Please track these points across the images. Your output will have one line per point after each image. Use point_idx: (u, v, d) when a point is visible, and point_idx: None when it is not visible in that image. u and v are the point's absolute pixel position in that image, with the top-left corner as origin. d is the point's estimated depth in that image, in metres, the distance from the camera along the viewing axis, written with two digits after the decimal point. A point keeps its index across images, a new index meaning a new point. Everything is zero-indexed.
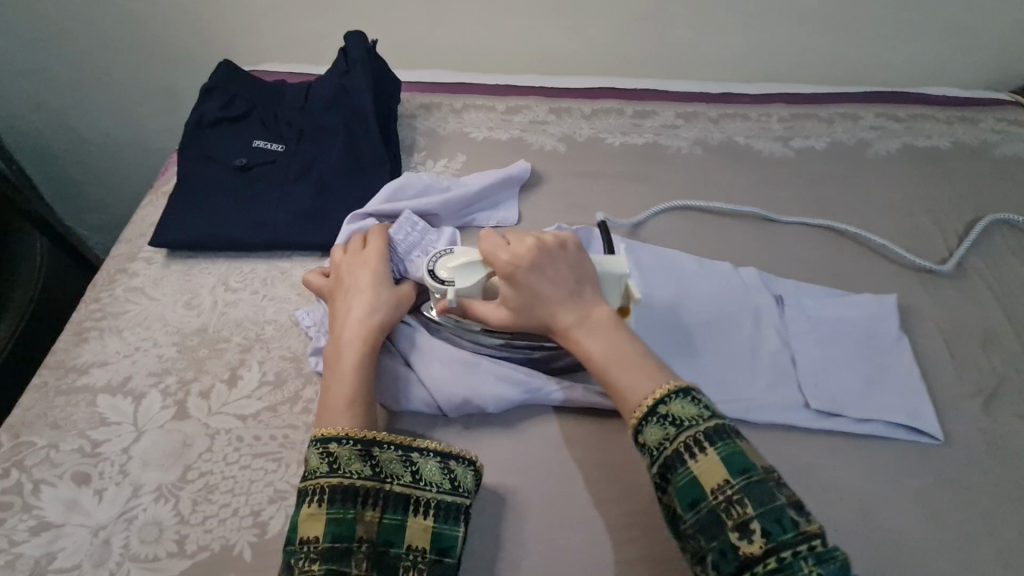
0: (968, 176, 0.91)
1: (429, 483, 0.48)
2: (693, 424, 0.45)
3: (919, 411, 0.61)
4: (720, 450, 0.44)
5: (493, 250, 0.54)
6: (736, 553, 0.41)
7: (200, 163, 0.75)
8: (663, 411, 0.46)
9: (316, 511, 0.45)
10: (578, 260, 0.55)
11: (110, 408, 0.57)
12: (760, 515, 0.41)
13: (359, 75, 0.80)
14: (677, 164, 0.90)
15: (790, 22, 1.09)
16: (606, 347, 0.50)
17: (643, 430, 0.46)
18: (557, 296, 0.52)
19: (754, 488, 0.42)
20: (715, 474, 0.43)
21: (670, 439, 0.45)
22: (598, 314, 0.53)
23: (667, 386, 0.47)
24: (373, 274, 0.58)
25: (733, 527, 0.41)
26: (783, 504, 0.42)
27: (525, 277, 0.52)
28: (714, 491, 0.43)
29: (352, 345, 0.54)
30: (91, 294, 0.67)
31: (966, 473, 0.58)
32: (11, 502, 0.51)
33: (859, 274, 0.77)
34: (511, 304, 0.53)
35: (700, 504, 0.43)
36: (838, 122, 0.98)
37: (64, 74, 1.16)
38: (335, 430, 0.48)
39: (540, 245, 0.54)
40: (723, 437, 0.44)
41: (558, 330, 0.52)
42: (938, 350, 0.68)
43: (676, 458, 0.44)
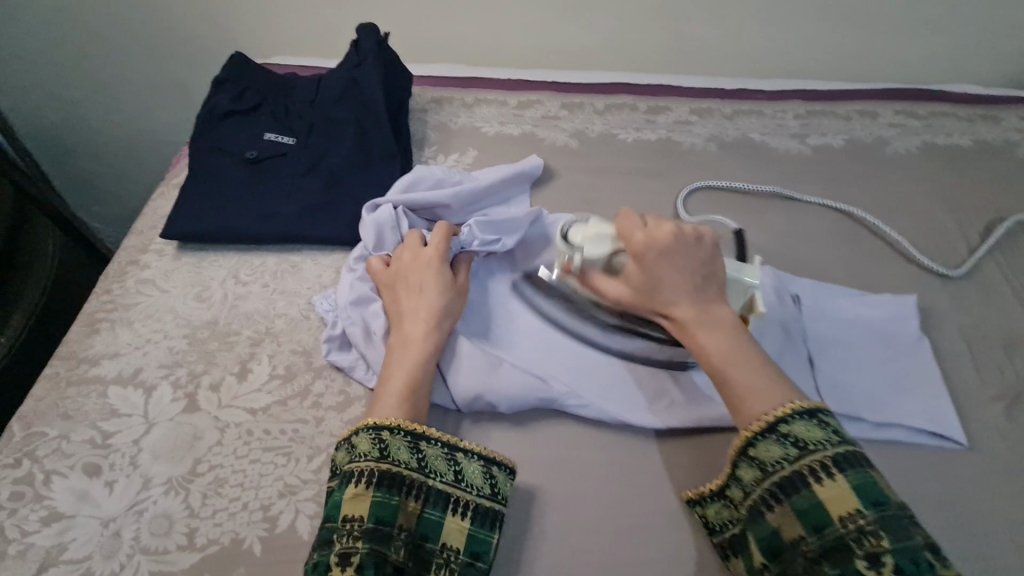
0: (989, 175, 0.89)
1: (471, 485, 0.48)
2: (820, 448, 0.45)
3: (941, 416, 0.60)
4: (851, 478, 0.43)
5: (630, 231, 0.57)
6: None
7: (212, 155, 0.75)
8: (784, 431, 0.46)
9: (361, 493, 0.45)
10: (707, 253, 0.56)
11: (121, 399, 0.57)
12: (895, 550, 0.40)
13: (371, 68, 0.79)
14: (691, 161, 0.88)
15: (807, 16, 1.07)
16: (725, 348, 0.51)
17: (758, 445, 0.47)
18: (684, 288, 0.54)
19: (887, 520, 0.41)
20: (842, 502, 0.43)
21: (790, 459, 0.45)
22: (721, 313, 0.53)
23: (790, 406, 0.47)
24: (437, 273, 0.60)
25: (861, 556, 0.41)
26: (921, 544, 0.41)
27: (656, 262, 0.55)
28: (842, 520, 0.42)
29: (421, 343, 0.55)
30: (102, 285, 0.67)
31: (988, 479, 0.57)
32: (22, 493, 0.51)
33: (876, 275, 0.76)
34: (635, 283, 0.56)
35: (825, 529, 0.43)
36: (856, 119, 0.96)
37: (78, 67, 1.17)
38: (387, 419, 0.49)
39: (678, 234, 0.56)
40: (854, 464, 0.44)
41: (676, 323, 0.54)
42: (959, 353, 0.67)
43: (799, 479, 0.45)
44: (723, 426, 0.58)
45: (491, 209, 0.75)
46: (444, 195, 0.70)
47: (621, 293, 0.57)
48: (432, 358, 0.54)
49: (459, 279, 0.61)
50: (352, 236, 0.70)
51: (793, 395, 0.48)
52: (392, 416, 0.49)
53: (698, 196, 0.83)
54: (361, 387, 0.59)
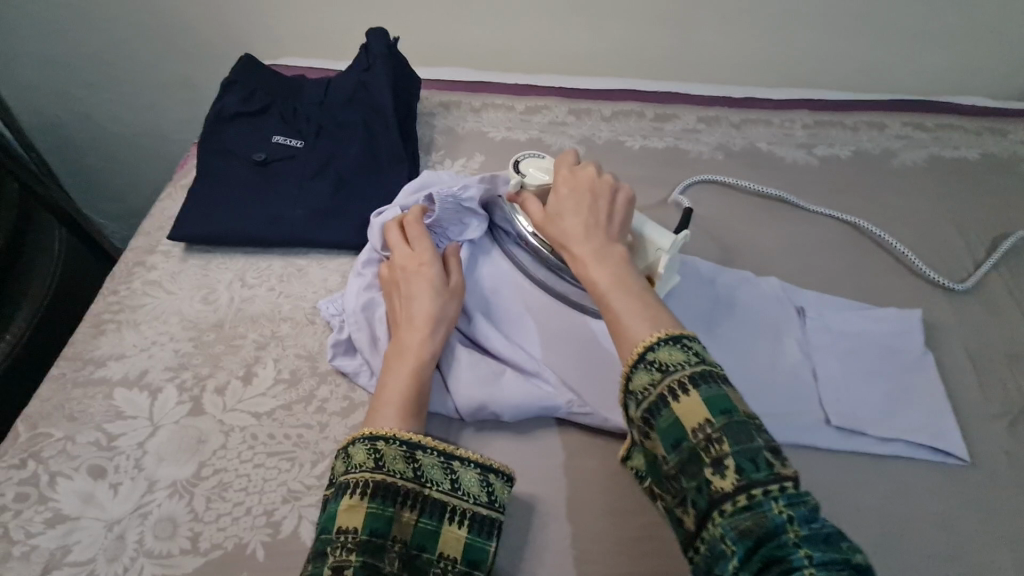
0: (996, 189, 0.89)
1: (467, 494, 0.48)
2: (681, 369, 0.44)
3: (944, 433, 0.60)
4: (702, 392, 0.42)
5: (560, 167, 0.62)
6: (709, 489, 0.40)
7: (219, 156, 0.75)
8: (651, 357, 0.45)
9: (356, 503, 0.45)
10: (623, 207, 0.58)
11: (126, 402, 0.57)
12: (736, 453, 0.40)
13: (380, 72, 0.79)
14: (697, 169, 0.88)
15: (816, 25, 1.07)
16: (614, 277, 0.51)
17: (632, 375, 0.45)
18: (585, 226, 0.55)
19: (733, 427, 0.41)
20: (694, 416, 0.42)
21: (654, 385, 0.44)
22: (617, 250, 0.54)
23: (660, 334, 0.46)
24: (431, 274, 0.59)
25: (708, 464, 0.40)
26: (760, 446, 0.40)
27: (564, 195, 0.58)
28: (694, 433, 0.42)
29: (415, 347, 0.55)
30: (109, 286, 0.67)
31: (990, 496, 0.57)
32: (27, 494, 0.51)
33: (881, 287, 0.76)
34: (546, 211, 0.59)
35: (681, 445, 0.42)
36: (864, 130, 0.96)
37: (86, 65, 1.17)
38: (383, 429, 0.49)
39: (594, 179, 0.59)
40: (707, 380, 0.43)
41: (572, 257, 0.54)
42: (963, 369, 0.67)
43: (658, 403, 0.43)
44: None
45: None
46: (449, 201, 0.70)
47: (536, 218, 0.60)
48: (429, 366, 0.54)
49: (452, 280, 0.61)
50: (358, 240, 0.70)
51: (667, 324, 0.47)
52: (389, 425, 0.49)
53: (704, 203, 0.84)
54: (365, 393, 0.59)
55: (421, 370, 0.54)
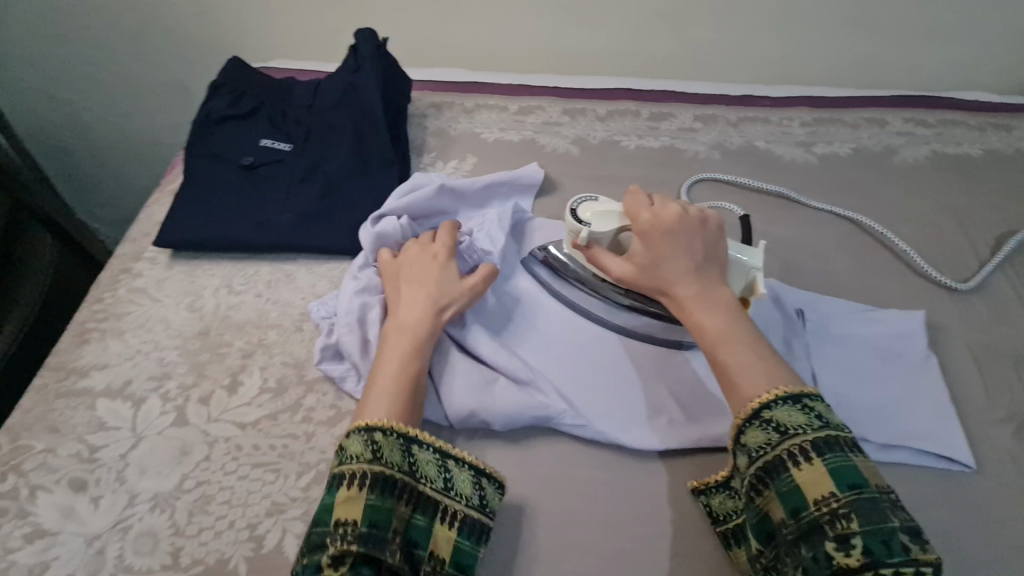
0: (1000, 186, 0.87)
1: (460, 494, 0.47)
2: (800, 433, 0.43)
3: (949, 438, 0.58)
4: (829, 462, 0.42)
5: (636, 210, 0.57)
6: (830, 562, 0.38)
7: (206, 161, 0.74)
8: (767, 416, 0.45)
9: (354, 495, 0.43)
10: (713, 237, 0.56)
11: (109, 412, 0.56)
12: (866, 532, 0.38)
13: (368, 73, 0.78)
14: (694, 169, 0.87)
15: (815, 21, 1.05)
16: (722, 326, 0.50)
17: (744, 431, 0.45)
18: (684, 270, 0.53)
19: (864, 504, 0.39)
20: (820, 485, 0.41)
21: (772, 445, 0.44)
22: (721, 295, 0.52)
23: (779, 391, 0.45)
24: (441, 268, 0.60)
25: (832, 538, 0.39)
26: (895, 527, 0.39)
27: (660, 240, 0.55)
28: (816, 503, 0.41)
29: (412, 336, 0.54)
30: (95, 294, 0.66)
31: (996, 505, 0.55)
32: (7, 508, 0.50)
33: (883, 288, 0.74)
34: (637, 259, 0.56)
35: (802, 512, 0.41)
36: (864, 127, 0.94)
37: (79, 69, 1.16)
38: (379, 420, 0.47)
39: (685, 215, 0.55)
40: (834, 449, 0.42)
41: (677, 303, 0.53)
42: (969, 372, 0.65)
43: (777, 463, 0.43)
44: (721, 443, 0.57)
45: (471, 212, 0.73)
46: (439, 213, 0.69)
47: (625, 271, 0.57)
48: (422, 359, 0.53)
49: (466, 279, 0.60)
50: (347, 245, 0.69)
51: (783, 381, 0.46)
52: (381, 417, 0.47)
53: (703, 202, 0.82)
54: (351, 401, 0.58)
55: (421, 351, 0.53)
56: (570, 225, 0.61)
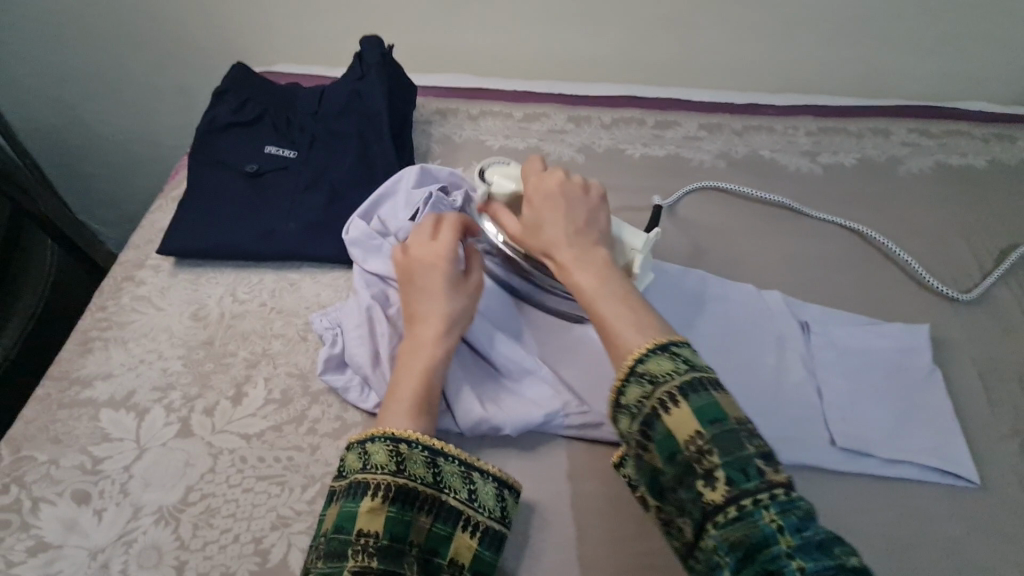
0: (1004, 197, 0.87)
1: (482, 505, 0.48)
2: (669, 379, 0.41)
3: (951, 454, 0.58)
4: (692, 402, 0.40)
5: (529, 175, 0.60)
6: (700, 501, 0.38)
7: (211, 168, 0.73)
8: (639, 369, 0.43)
9: (376, 507, 0.44)
10: (596, 205, 0.57)
11: (113, 423, 0.56)
12: (726, 464, 0.38)
13: (374, 81, 0.78)
14: (699, 178, 0.87)
15: (820, 30, 1.05)
16: (596, 280, 0.50)
17: (622, 390, 0.43)
18: (563, 229, 0.54)
19: (724, 437, 0.39)
20: (686, 425, 0.40)
21: (645, 397, 0.42)
22: (597, 253, 0.53)
23: (650, 343, 0.44)
24: (447, 270, 0.57)
25: (699, 476, 0.39)
26: (752, 454, 0.38)
27: (542, 203, 0.56)
28: (685, 444, 0.39)
29: (429, 352, 0.53)
30: (97, 302, 0.65)
31: (1000, 520, 0.56)
32: (9, 521, 0.50)
33: (886, 300, 0.74)
34: (525, 224, 0.57)
35: (674, 457, 0.40)
36: (868, 137, 0.94)
37: (79, 70, 1.16)
38: (404, 430, 0.48)
39: (568, 182, 0.57)
40: (697, 388, 0.41)
41: (557, 264, 0.53)
42: (973, 386, 0.65)
43: (650, 414, 0.41)
44: None
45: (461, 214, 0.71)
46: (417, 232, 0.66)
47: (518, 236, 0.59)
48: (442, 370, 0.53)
49: (471, 278, 0.58)
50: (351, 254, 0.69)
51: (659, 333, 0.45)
52: (406, 426, 0.48)
53: (709, 211, 0.83)
54: (356, 411, 0.58)
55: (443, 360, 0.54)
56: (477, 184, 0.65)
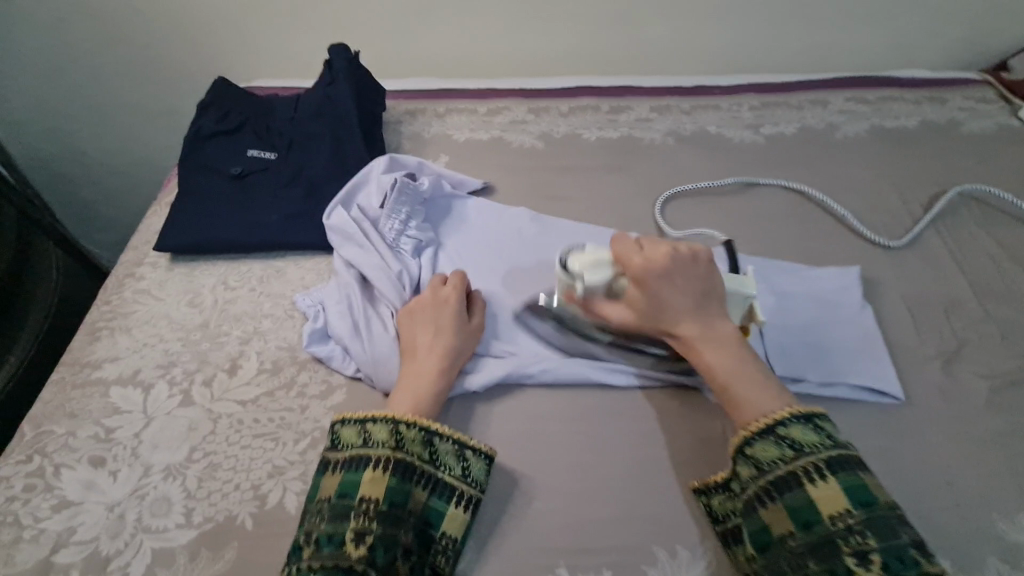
0: (933, 152, 0.94)
1: (474, 481, 0.55)
2: (815, 451, 0.49)
3: (881, 374, 0.65)
4: (842, 480, 0.48)
5: (627, 254, 0.59)
6: (847, 574, 0.45)
7: (199, 172, 0.80)
8: (783, 434, 0.51)
9: (379, 477, 0.51)
10: (704, 269, 0.60)
11: (121, 398, 0.62)
12: (880, 548, 0.45)
13: (344, 84, 0.86)
14: (652, 155, 0.94)
15: (759, 13, 1.13)
16: (726, 361, 0.55)
17: (756, 444, 0.51)
18: (684, 309, 0.58)
19: (874, 519, 0.46)
20: (833, 502, 0.47)
21: (787, 460, 0.50)
22: (722, 329, 0.57)
23: (788, 409, 0.52)
24: (455, 309, 0.64)
25: (848, 552, 0.45)
26: (906, 542, 0.45)
27: (657, 283, 0.58)
28: (831, 518, 0.47)
29: (432, 373, 0.59)
30: (102, 297, 0.72)
31: (925, 431, 0.62)
32: (35, 484, 0.56)
33: (825, 250, 0.80)
34: (639, 310, 0.59)
35: (815, 526, 0.47)
36: (808, 108, 1.02)
37: (75, 102, 1.24)
38: (402, 414, 0.55)
39: (674, 252, 0.59)
40: (846, 467, 0.48)
41: (682, 340, 0.58)
42: (902, 317, 0.71)
43: (793, 479, 0.49)
44: (674, 388, 0.65)
45: (433, 208, 0.80)
46: (387, 219, 0.74)
47: (626, 315, 0.60)
48: (440, 383, 0.59)
49: (473, 320, 0.65)
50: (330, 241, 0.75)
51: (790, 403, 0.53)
52: (404, 411, 0.56)
53: (664, 180, 0.90)
54: (341, 375, 0.64)
55: (443, 376, 0.59)
56: (562, 277, 0.61)
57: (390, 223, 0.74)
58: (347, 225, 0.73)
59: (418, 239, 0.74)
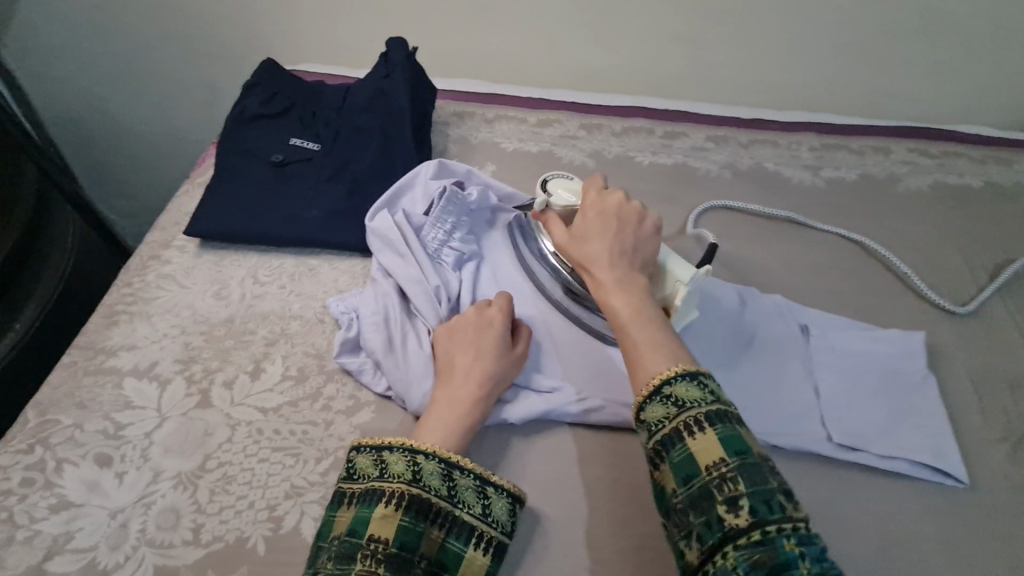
0: (999, 217, 0.90)
1: (496, 521, 0.49)
2: (695, 405, 0.45)
3: (944, 452, 0.60)
4: (718, 431, 0.44)
5: (589, 189, 0.62)
6: (721, 525, 0.40)
7: (238, 156, 0.76)
8: (667, 391, 0.46)
9: (390, 514, 0.46)
10: (647, 233, 0.58)
11: (135, 391, 0.58)
12: (750, 493, 0.40)
13: (399, 80, 0.82)
14: (707, 187, 0.90)
15: (825, 51, 1.09)
16: (635, 308, 0.52)
17: (645, 407, 0.46)
18: (611, 253, 0.55)
19: (749, 468, 0.42)
20: (710, 452, 0.43)
21: (670, 418, 0.45)
22: (639, 283, 0.54)
23: (677, 368, 0.47)
24: (500, 334, 0.59)
25: (722, 502, 0.41)
26: (775, 488, 0.41)
27: (594, 224, 0.57)
28: (708, 469, 0.42)
29: (464, 402, 0.54)
30: (124, 278, 0.68)
31: (990, 520, 0.57)
32: (33, 479, 0.51)
33: (885, 309, 0.76)
34: (571, 240, 0.58)
35: (693, 480, 0.42)
36: (870, 154, 0.98)
37: (111, 65, 1.20)
38: (425, 444, 0.50)
39: (622, 205, 0.59)
40: (723, 420, 0.44)
41: (595, 281, 0.55)
42: (966, 392, 0.67)
43: (674, 435, 0.44)
44: None
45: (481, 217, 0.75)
46: (431, 228, 0.69)
47: (560, 248, 0.60)
48: (473, 416, 0.54)
49: (517, 348, 0.60)
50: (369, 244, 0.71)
51: (681, 360, 0.48)
52: (432, 443, 0.50)
53: (716, 216, 0.85)
54: (371, 392, 0.60)
55: (477, 407, 0.54)
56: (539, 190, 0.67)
57: (435, 232, 0.69)
58: (388, 229, 0.69)
59: (461, 250, 0.69)
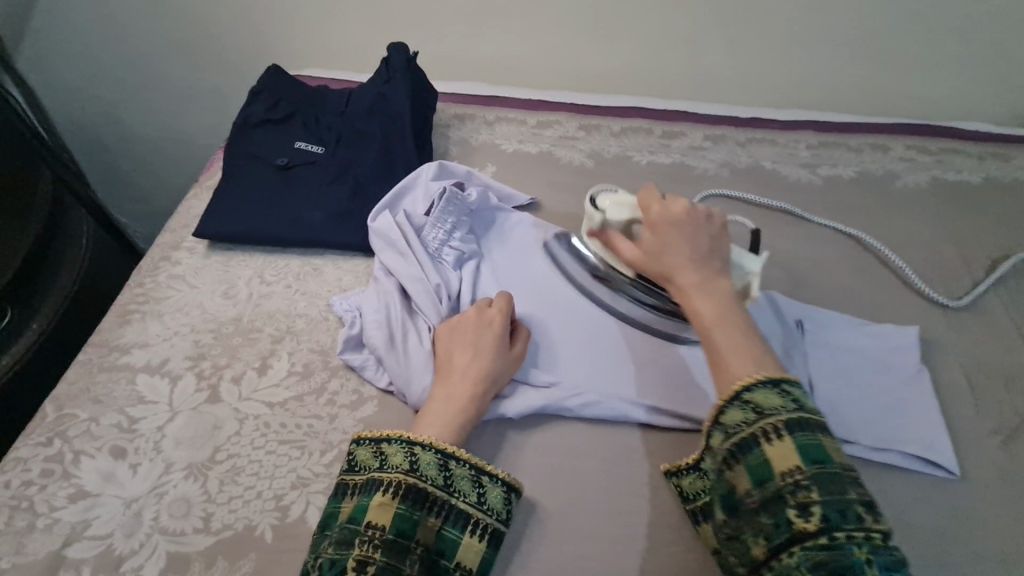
0: (996, 212, 0.90)
1: (491, 509, 0.51)
2: (776, 413, 0.46)
3: (936, 443, 0.61)
4: (797, 439, 0.44)
5: (648, 202, 0.61)
6: (790, 527, 0.42)
7: (245, 160, 0.79)
8: (746, 397, 0.47)
9: (388, 502, 0.48)
10: (718, 233, 0.58)
11: (148, 387, 0.60)
12: (824, 501, 0.41)
13: (399, 84, 0.84)
14: (704, 186, 0.91)
15: (824, 49, 1.10)
16: (716, 312, 0.52)
17: (724, 410, 0.48)
18: (687, 258, 0.56)
19: (825, 477, 0.42)
20: (787, 458, 0.44)
21: (748, 423, 0.46)
22: (721, 284, 0.55)
23: (761, 374, 0.48)
24: (499, 334, 0.61)
25: (793, 505, 0.42)
26: (853, 499, 0.41)
27: (667, 230, 0.58)
28: (782, 474, 0.43)
29: (462, 397, 0.56)
30: (136, 278, 0.71)
31: (982, 511, 0.58)
32: (52, 470, 0.54)
33: (880, 304, 0.77)
34: (645, 246, 0.59)
35: (768, 483, 0.44)
36: (868, 152, 0.98)
37: (122, 72, 1.23)
38: (422, 436, 0.52)
39: (691, 210, 0.59)
40: (804, 429, 0.45)
41: (679, 288, 0.55)
42: (960, 386, 0.68)
43: (751, 439, 0.46)
44: None
45: (480, 217, 0.77)
46: (431, 228, 0.71)
47: (634, 255, 0.60)
48: (469, 410, 0.55)
49: (514, 348, 0.61)
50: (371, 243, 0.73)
51: (766, 366, 0.49)
52: (428, 435, 0.52)
53: None
54: (372, 386, 0.62)
55: (474, 402, 0.56)
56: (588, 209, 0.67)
57: (435, 232, 0.71)
58: (390, 230, 0.71)
59: (461, 250, 0.71)
